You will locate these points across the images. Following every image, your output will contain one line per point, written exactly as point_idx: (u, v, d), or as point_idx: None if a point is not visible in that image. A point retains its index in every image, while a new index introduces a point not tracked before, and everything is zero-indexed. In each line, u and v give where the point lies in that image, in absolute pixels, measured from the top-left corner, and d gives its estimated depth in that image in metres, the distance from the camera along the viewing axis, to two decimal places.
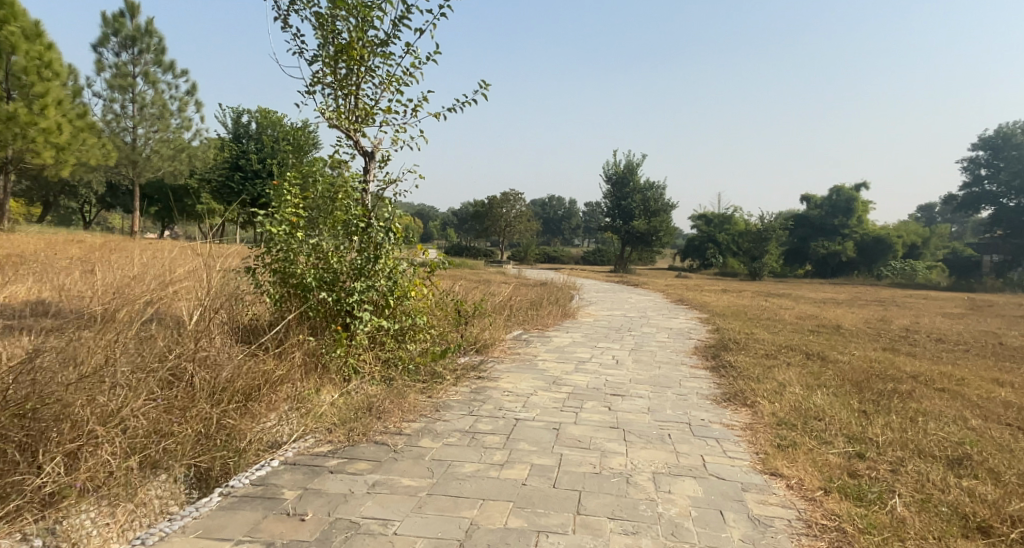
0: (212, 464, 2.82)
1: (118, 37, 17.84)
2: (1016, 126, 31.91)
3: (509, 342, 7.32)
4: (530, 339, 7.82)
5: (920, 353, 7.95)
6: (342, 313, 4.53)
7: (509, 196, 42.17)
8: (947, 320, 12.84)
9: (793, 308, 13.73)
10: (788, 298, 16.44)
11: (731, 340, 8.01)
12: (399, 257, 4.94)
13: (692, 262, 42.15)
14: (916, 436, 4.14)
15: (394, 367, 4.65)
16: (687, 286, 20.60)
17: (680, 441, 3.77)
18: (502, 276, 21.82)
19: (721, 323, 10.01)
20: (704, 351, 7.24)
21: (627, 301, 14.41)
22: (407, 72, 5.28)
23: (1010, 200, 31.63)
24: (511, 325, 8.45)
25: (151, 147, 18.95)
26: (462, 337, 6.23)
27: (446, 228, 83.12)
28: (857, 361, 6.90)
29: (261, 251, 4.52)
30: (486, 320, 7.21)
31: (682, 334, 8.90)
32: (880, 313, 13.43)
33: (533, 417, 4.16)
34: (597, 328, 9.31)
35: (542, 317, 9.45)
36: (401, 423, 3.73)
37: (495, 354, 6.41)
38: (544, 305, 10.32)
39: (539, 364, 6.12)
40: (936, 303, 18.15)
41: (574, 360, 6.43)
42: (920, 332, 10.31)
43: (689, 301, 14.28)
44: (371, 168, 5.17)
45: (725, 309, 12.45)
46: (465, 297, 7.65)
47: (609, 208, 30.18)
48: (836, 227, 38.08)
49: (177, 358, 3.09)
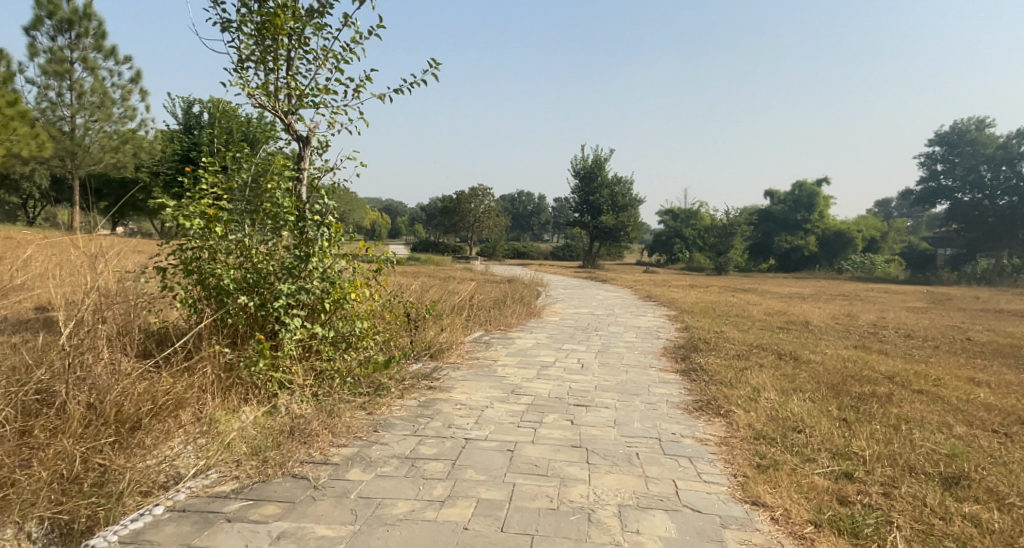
0: (74, 516, 2.33)
1: (54, 21, 16.76)
2: (971, 122, 32.48)
3: (468, 345, 6.82)
4: (490, 341, 7.32)
5: (891, 350, 7.69)
6: (270, 319, 4.01)
7: (478, 191, 41.51)
8: (912, 314, 12.74)
9: (761, 303, 13.49)
10: (755, 294, 16.25)
11: (700, 339, 7.66)
12: (337, 255, 4.42)
13: (660, 257, 42.16)
14: (903, 447, 3.79)
15: (330, 381, 4.13)
16: (655, 281, 20.37)
17: (648, 462, 3.35)
18: (467, 272, 21.30)
19: (689, 321, 9.66)
20: (673, 353, 6.84)
21: (595, 297, 14.01)
22: (347, 48, 4.74)
23: (965, 195, 32.19)
24: (471, 326, 7.96)
25: (91, 137, 17.94)
26: (413, 342, 5.72)
27: (414, 223, 82.06)
28: (829, 361, 6.60)
29: (176, 248, 3.99)
30: (441, 322, 6.71)
31: (650, 333, 8.51)
32: (846, 308, 13.26)
33: (485, 435, 3.68)
34: (562, 327, 8.87)
35: (505, 317, 8.98)
36: (328, 449, 3.23)
37: (450, 360, 5.91)
38: (507, 303, 9.84)
39: (497, 371, 5.64)
40: (899, 297, 18.19)
41: (536, 365, 5.97)
42: (888, 328, 10.11)
43: (657, 298, 13.95)
44: (305, 153, 4.67)
45: (693, 305, 12.13)
46: (420, 297, 7.12)
47: (577, 203, 29.90)
48: (799, 222, 38.40)
49: (43, 383, 2.74)
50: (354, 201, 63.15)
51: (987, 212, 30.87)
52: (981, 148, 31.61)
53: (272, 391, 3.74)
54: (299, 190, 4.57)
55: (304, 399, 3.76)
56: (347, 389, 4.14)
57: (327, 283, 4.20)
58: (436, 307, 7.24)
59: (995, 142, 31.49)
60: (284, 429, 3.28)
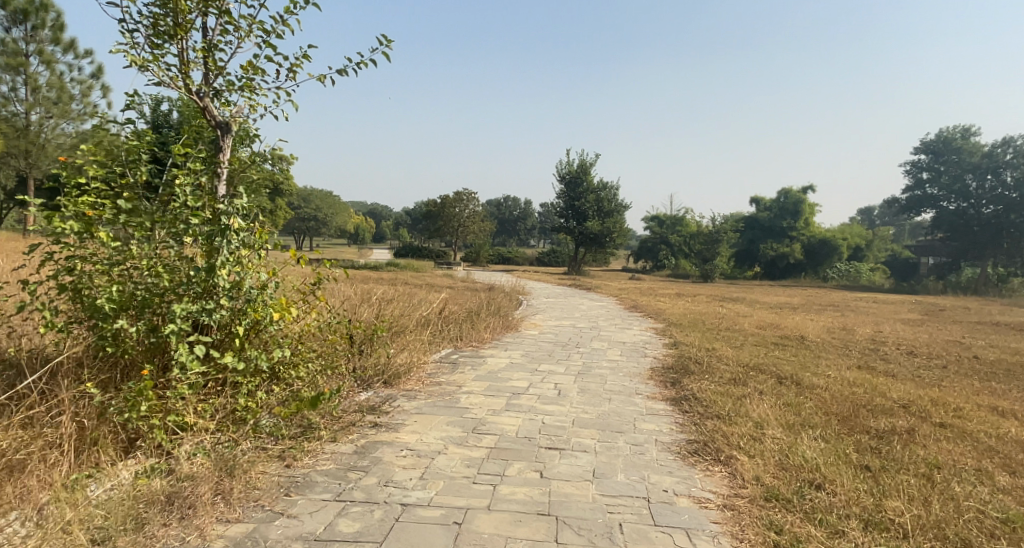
0: None
1: (7, 11, 15.78)
2: (956, 131, 32.24)
3: (432, 366, 6.07)
4: (458, 362, 6.53)
5: (897, 372, 6.99)
6: (165, 349, 3.23)
7: (462, 196, 40.75)
8: (909, 327, 12.13)
9: (751, 315, 12.82)
10: (744, 304, 15.61)
11: (690, 359, 6.93)
12: (257, 267, 3.63)
13: (646, 263, 41.68)
14: (949, 511, 3.08)
15: (240, 425, 3.35)
16: (639, 289, 19.71)
17: (635, 541, 2.63)
18: (447, 278, 20.48)
19: (677, 336, 8.93)
20: (662, 376, 6.10)
21: (578, 307, 13.26)
22: (277, 18, 4.01)
23: (950, 203, 31.97)
24: (439, 343, 7.20)
25: (46, 135, 16.95)
26: (360, 369, 4.97)
27: (399, 228, 81.07)
28: (835, 386, 5.90)
29: (50, 256, 3.22)
30: (399, 341, 5.94)
31: (636, 351, 7.76)
32: (841, 321, 12.62)
33: (429, 498, 2.93)
34: (540, 344, 8.09)
35: (478, 332, 8.21)
36: (210, 532, 2.49)
37: (406, 387, 5.13)
38: (480, 315, 9.05)
39: (460, 401, 4.86)
40: (890, 308, 17.65)
41: (506, 393, 5.19)
42: (889, 343, 9.44)
43: (643, 308, 13.25)
44: (225, 142, 3.93)
45: (681, 317, 11.43)
46: (378, 312, 6.34)
47: (562, 208, 29.21)
48: (785, 230, 38.17)
49: None
50: (336, 204, 62.01)
51: (972, 221, 30.58)
52: (966, 156, 31.39)
53: (162, 442, 3.01)
54: (216, 186, 3.82)
55: (201, 450, 3.02)
56: (270, 432, 3.42)
57: (245, 299, 3.46)
58: (396, 323, 6.46)
59: (980, 150, 31.29)
60: (160, 495, 2.58)
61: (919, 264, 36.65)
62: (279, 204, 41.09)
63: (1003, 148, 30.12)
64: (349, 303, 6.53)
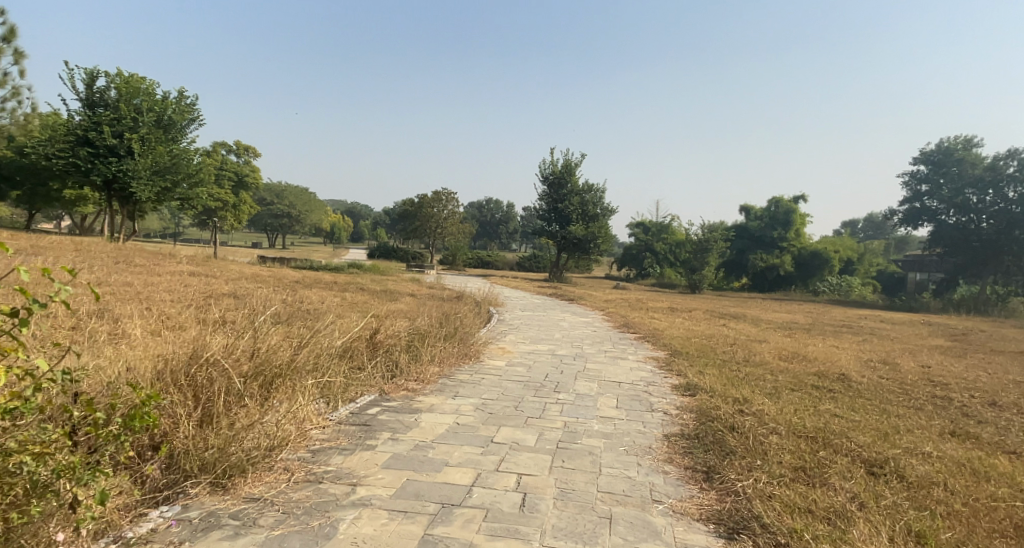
0: None
1: None
2: (958, 141, 30.18)
3: (322, 442, 3.81)
4: (374, 424, 4.31)
5: (1015, 447, 4.80)
6: None
7: (441, 195, 38.40)
8: (954, 359, 9.99)
9: (765, 340, 10.64)
10: (749, 325, 13.46)
11: (718, 420, 4.75)
12: None
13: (629, 272, 39.66)
14: None
15: None
16: (629, 302, 17.59)
17: None
18: (413, 283, 18.23)
19: (689, 374, 6.71)
20: (684, 458, 3.92)
21: (558, 325, 11.01)
22: None
23: (948, 217, 30.12)
24: (349, 398, 4.92)
25: None
26: (142, 477, 2.92)
27: (378, 228, 78.68)
28: (960, 484, 3.71)
29: None
30: (270, 403, 3.80)
31: (638, 400, 5.55)
32: (871, 350, 10.46)
33: None
34: (506, 385, 5.82)
35: (419, 367, 6.01)
36: None
37: (251, 500, 2.91)
38: (428, 337, 6.82)
39: (335, 536, 2.62)
40: (908, 330, 15.65)
41: (426, 506, 2.97)
42: (958, 388, 7.28)
43: (637, 327, 11.07)
44: None
45: (685, 343, 9.22)
46: (251, 352, 4.18)
47: (544, 211, 27.07)
48: (775, 240, 36.49)
49: None
50: (311, 199, 59.12)
51: (971, 236, 28.89)
52: (968, 168, 29.39)
53: None
54: None
55: None
56: None
57: None
58: (278, 371, 4.27)
59: (982, 163, 29.34)
60: None
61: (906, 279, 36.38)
62: (243, 197, 38.51)
63: (1006, 160, 28.14)
64: (203, 340, 4.31)
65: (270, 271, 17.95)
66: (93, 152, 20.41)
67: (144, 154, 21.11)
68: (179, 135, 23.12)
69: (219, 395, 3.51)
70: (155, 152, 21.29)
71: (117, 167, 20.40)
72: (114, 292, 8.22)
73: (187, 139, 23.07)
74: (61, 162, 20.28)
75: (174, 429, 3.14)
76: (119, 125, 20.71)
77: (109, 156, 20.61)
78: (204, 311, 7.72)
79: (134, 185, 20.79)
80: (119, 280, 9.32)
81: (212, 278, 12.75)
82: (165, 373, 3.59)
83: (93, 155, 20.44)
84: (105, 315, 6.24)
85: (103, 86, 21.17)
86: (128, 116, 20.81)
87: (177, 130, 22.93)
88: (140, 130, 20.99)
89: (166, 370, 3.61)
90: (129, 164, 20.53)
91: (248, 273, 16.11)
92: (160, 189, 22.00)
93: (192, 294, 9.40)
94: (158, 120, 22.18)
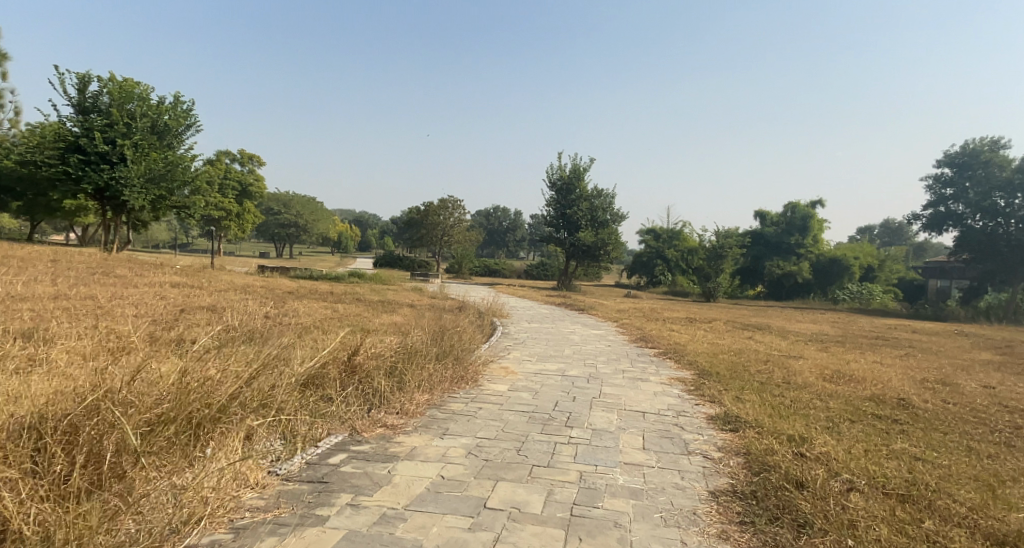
0: None
1: None
2: (984, 142, 28.77)
3: (251, 514, 2.81)
4: (334, 479, 3.33)
5: None
6: None
7: (448, 203, 37.52)
8: (1017, 378, 8.83)
9: (800, 356, 9.53)
10: (777, 337, 12.33)
11: (776, 470, 3.73)
12: None
13: (640, 279, 38.52)
14: None
15: None
16: (644, 312, 16.51)
17: None
18: (415, 293, 17.27)
19: (726, 402, 5.66)
20: (743, 535, 2.91)
21: (568, 339, 9.95)
22: None
23: (975, 222, 28.71)
24: (310, 443, 3.93)
25: None
26: None
27: (386, 237, 78.05)
28: None
29: None
30: (185, 467, 2.82)
31: (669, 438, 4.52)
32: (921, 367, 9.30)
33: None
34: (507, 419, 4.79)
35: (405, 395, 5.01)
36: None
37: None
38: (417, 357, 5.81)
39: None
40: (948, 342, 14.45)
41: None
42: None
43: (655, 341, 10.00)
44: None
45: (713, 360, 8.15)
46: (173, 390, 3.21)
47: (552, 217, 26.05)
48: (792, 246, 35.24)
49: None
50: (318, 209, 58.46)
51: (999, 240, 27.55)
52: (995, 170, 28.04)
53: None
54: None
55: None
56: None
57: None
58: (210, 414, 3.30)
59: (1010, 165, 27.93)
60: None
61: (928, 286, 35.16)
62: (247, 205, 37.80)
63: None
64: (118, 375, 3.35)
65: (265, 281, 17.07)
66: (85, 159, 19.73)
67: (138, 161, 20.38)
68: (175, 141, 22.40)
69: (103, 458, 2.58)
70: (149, 158, 20.55)
71: (109, 175, 19.72)
72: (67, 307, 7.29)
73: (183, 145, 22.34)
74: (52, 170, 19.59)
75: (17, 514, 2.21)
76: (111, 131, 20.00)
77: (102, 163, 19.93)
78: (164, 328, 6.76)
79: (127, 193, 20.04)
80: (81, 293, 8.41)
81: (195, 289, 11.85)
82: (41, 422, 2.66)
83: (84, 162, 19.77)
84: (37, 337, 5.30)
85: (96, 91, 20.51)
86: (121, 121, 20.10)
87: (173, 136, 22.19)
88: (133, 136, 20.23)
89: (43, 418, 2.68)
90: (121, 171, 19.83)
91: (239, 283, 15.21)
92: (155, 197, 21.24)
93: (162, 308, 8.46)
94: (154, 125, 21.48)
